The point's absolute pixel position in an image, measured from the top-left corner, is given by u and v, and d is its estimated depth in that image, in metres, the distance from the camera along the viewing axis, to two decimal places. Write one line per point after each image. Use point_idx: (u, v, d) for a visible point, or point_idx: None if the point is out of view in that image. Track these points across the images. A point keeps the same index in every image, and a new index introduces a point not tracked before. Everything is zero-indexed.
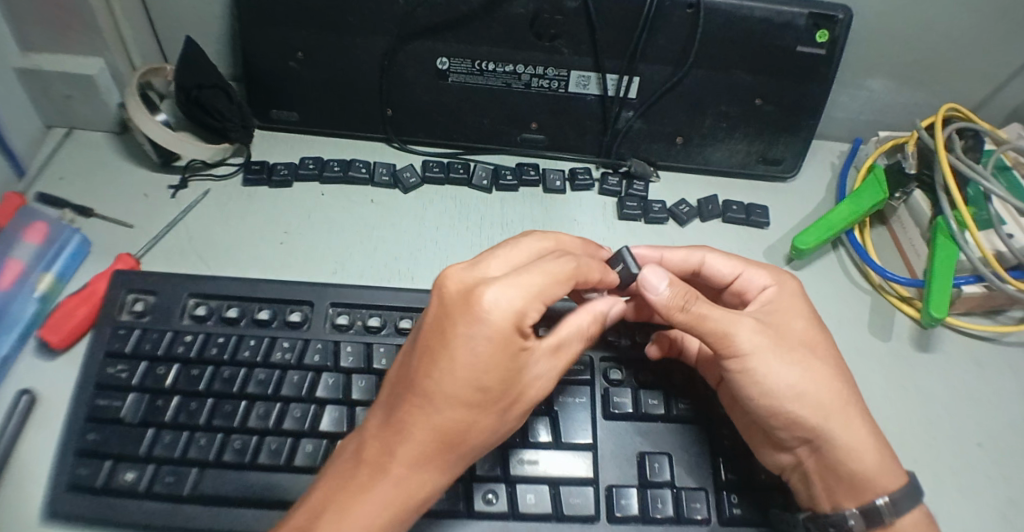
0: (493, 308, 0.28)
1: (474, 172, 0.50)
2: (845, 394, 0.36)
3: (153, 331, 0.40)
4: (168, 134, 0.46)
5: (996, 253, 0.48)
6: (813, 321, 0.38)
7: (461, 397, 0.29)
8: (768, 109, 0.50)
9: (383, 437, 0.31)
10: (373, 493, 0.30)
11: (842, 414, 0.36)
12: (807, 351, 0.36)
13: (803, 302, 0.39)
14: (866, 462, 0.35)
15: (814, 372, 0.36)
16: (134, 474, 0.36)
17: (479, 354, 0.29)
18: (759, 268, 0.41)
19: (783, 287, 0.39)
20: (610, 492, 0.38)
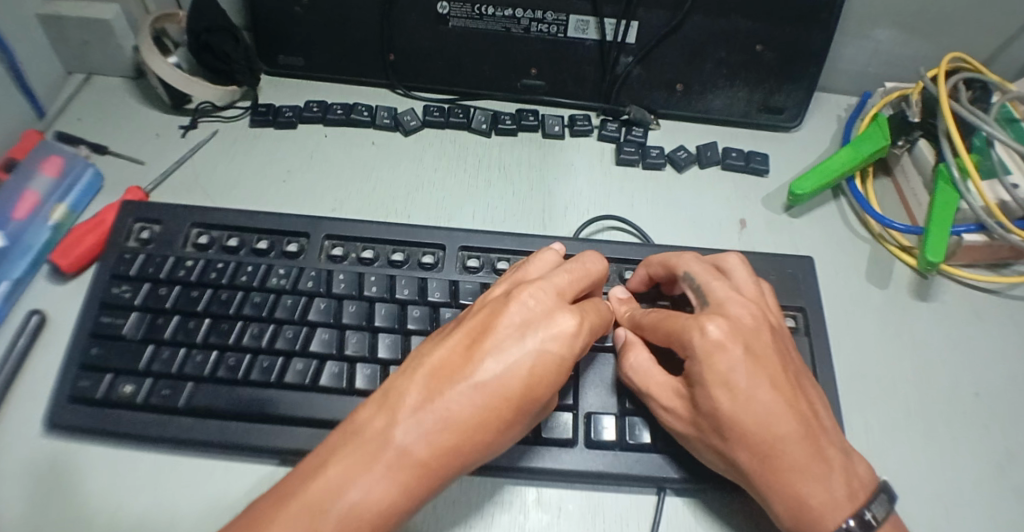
0: (557, 324, 0.31)
1: (473, 117, 0.51)
2: (781, 458, 0.32)
3: (156, 256, 0.42)
4: (180, 75, 0.48)
5: (1000, 203, 0.48)
6: (746, 381, 0.33)
7: (504, 409, 0.30)
8: (768, 55, 0.49)
9: (407, 420, 0.30)
10: (377, 480, 0.29)
11: (771, 480, 0.32)
12: (719, 432, 0.33)
13: (728, 357, 0.33)
14: (816, 523, 0.32)
15: (731, 453, 0.33)
16: (133, 386, 0.38)
17: (530, 371, 0.31)
18: (691, 316, 0.35)
19: (703, 340, 0.34)
20: (590, 418, 0.39)
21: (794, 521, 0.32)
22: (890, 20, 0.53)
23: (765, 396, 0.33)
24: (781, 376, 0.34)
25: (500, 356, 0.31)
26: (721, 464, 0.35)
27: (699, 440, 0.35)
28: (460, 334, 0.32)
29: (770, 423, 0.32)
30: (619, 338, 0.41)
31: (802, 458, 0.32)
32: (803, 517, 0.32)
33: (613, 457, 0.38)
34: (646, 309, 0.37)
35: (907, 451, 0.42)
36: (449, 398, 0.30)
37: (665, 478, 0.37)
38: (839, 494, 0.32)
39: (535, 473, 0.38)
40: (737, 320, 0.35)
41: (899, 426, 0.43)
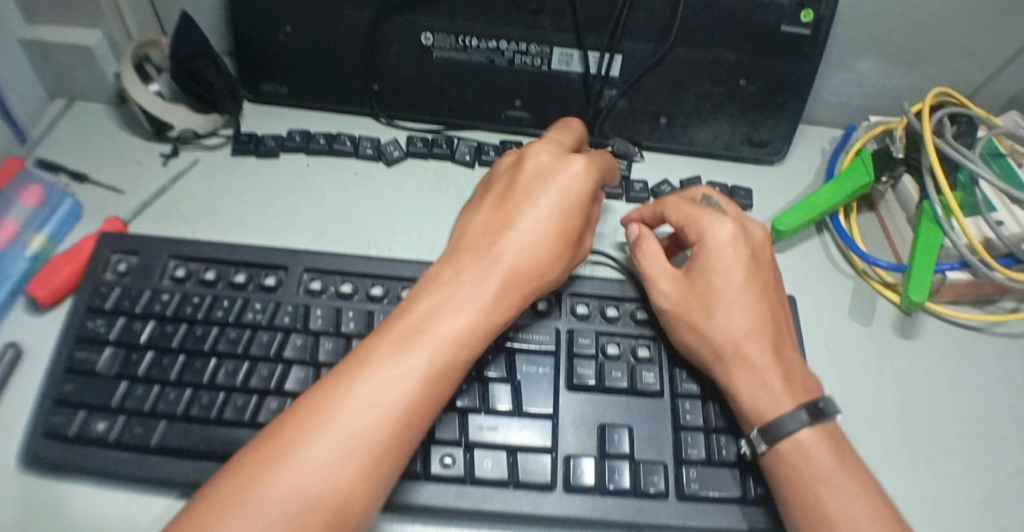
0: (553, 184, 0.39)
1: (457, 147, 0.51)
2: (755, 338, 0.38)
3: (133, 290, 0.42)
4: (161, 103, 0.48)
5: (984, 239, 0.48)
6: (742, 270, 0.39)
7: (543, 242, 0.37)
8: (753, 90, 0.49)
9: (430, 303, 0.35)
10: (402, 356, 0.32)
11: (737, 360, 0.37)
12: (709, 309, 0.39)
13: (734, 251, 0.40)
14: (770, 407, 0.36)
15: (715, 324, 0.38)
16: (106, 423, 0.38)
17: (563, 208, 0.39)
18: (712, 216, 0.41)
19: (717, 235, 0.40)
20: (567, 461, 0.38)
21: (751, 401, 0.36)
22: (875, 54, 0.53)
23: (753, 288, 0.39)
24: (767, 285, 0.40)
25: (522, 213, 0.39)
26: (695, 343, 0.39)
27: (681, 316, 0.40)
28: (490, 210, 0.39)
29: (751, 314, 0.38)
30: (598, 378, 0.41)
31: (769, 343, 0.38)
32: (758, 402, 0.36)
33: (592, 502, 0.37)
34: (671, 204, 0.43)
35: (891, 493, 0.41)
36: (489, 265, 0.36)
37: (643, 523, 0.37)
38: (795, 388, 0.37)
39: (511, 517, 0.37)
40: (754, 235, 0.41)
41: (882, 467, 0.42)
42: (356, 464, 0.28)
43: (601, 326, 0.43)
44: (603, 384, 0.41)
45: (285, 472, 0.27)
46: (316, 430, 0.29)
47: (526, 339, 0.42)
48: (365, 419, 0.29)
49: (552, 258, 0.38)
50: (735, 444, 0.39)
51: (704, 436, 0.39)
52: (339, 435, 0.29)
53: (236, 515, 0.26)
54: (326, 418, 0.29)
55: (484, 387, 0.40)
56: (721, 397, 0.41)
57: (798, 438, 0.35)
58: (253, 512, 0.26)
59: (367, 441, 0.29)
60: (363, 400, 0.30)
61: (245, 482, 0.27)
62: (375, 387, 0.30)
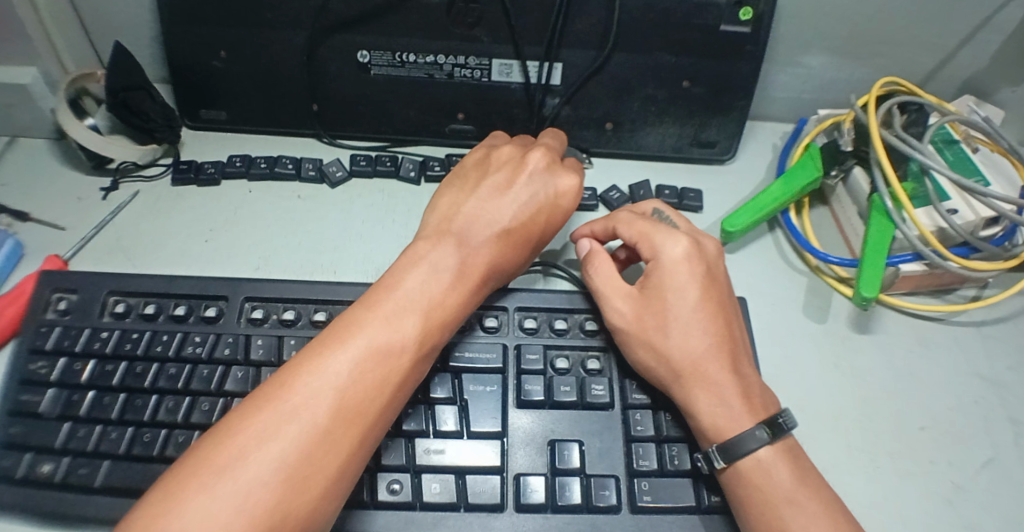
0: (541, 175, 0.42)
1: (402, 164, 0.50)
2: (712, 355, 0.37)
3: (73, 328, 0.41)
4: (96, 137, 0.47)
5: (937, 230, 0.47)
6: (695, 287, 0.39)
7: (522, 238, 0.40)
8: (696, 90, 0.49)
9: (423, 276, 0.36)
10: (389, 330, 0.33)
11: (692, 380, 0.37)
12: (662, 327, 0.38)
13: (688, 267, 0.39)
14: (729, 425, 0.35)
15: (670, 345, 0.38)
16: (50, 465, 0.38)
17: (544, 209, 0.42)
18: (663, 233, 0.40)
19: (670, 252, 0.39)
20: (517, 480, 0.38)
21: (710, 419, 0.36)
22: (819, 48, 0.53)
23: (710, 303, 0.39)
24: (722, 296, 0.40)
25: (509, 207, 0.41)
26: (652, 364, 0.38)
27: (637, 336, 0.39)
28: (479, 192, 0.41)
29: (708, 331, 0.38)
30: (547, 392, 0.40)
31: (728, 359, 0.37)
32: (717, 421, 0.36)
33: (543, 520, 0.37)
34: (624, 220, 0.42)
35: (853, 493, 0.41)
36: (471, 253, 0.38)
37: None
38: (754, 403, 0.36)
39: None
40: (705, 250, 0.40)
41: (842, 467, 0.42)
42: (349, 424, 0.30)
43: (549, 340, 0.42)
44: (551, 400, 0.40)
45: (285, 428, 0.29)
46: (315, 387, 0.30)
47: (471, 358, 0.41)
48: (356, 381, 0.31)
49: (528, 249, 0.41)
50: (687, 455, 0.38)
51: (655, 446, 0.39)
52: (333, 395, 0.30)
53: (241, 467, 0.27)
54: (319, 379, 0.31)
55: (430, 410, 0.39)
56: (674, 407, 0.40)
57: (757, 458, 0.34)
58: (255, 464, 0.28)
59: (357, 402, 0.31)
60: (352, 363, 0.31)
61: (245, 439, 0.28)
62: (364, 351, 0.32)
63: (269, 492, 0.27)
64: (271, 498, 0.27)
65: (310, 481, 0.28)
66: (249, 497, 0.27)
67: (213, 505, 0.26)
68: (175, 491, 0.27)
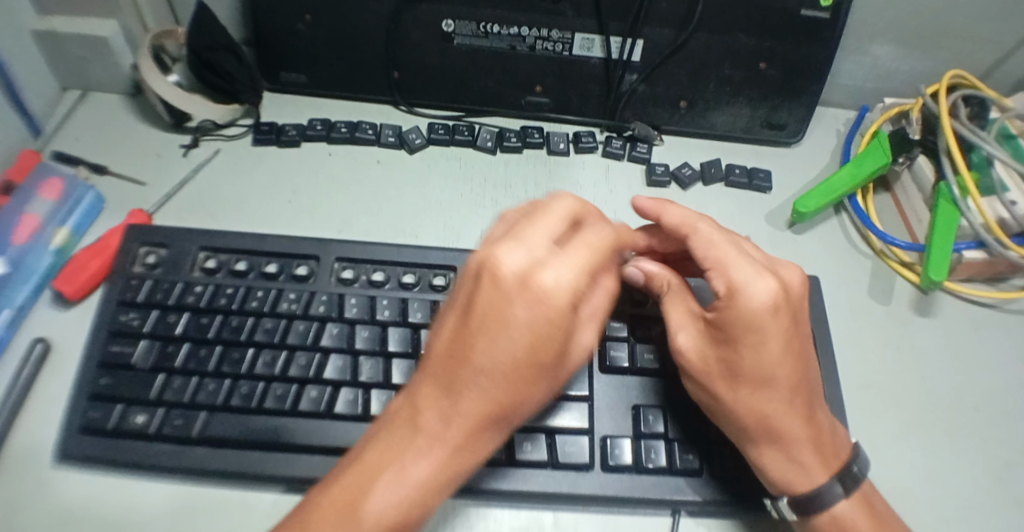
0: (552, 288, 0.30)
1: (479, 134, 0.51)
2: (774, 416, 0.35)
3: (164, 282, 0.42)
4: (180, 93, 0.47)
5: (999, 220, 0.49)
6: (759, 343, 0.33)
7: (530, 366, 0.30)
8: (772, 73, 0.50)
9: (454, 389, 0.31)
10: (458, 427, 0.31)
11: (754, 436, 0.36)
12: (727, 377, 0.35)
13: (760, 321, 0.33)
14: (782, 480, 0.36)
15: (727, 397, 0.36)
16: (145, 416, 0.38)
17: (540, 335, 0.30)
18: (735, 267, 0.34)
19: (745, 303, 0.33)
20: (605, 442, 0.40)
21: (778, 473, 0.36)
22: (889, 37, 0.54)
23: (793, 349, 0.34)
24: (794, 345, 0.34)
25: (508, 338, 0.30)
26: (711, 404, 0.37)
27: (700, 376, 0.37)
28: (455, 319, 0.31)
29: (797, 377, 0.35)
30: (631, 359, 0.42)
31: (791, 422, 0.35)
32: (787, 477, 0.36)
33: (629, 480, 0.39)
34: (699, 238, 0.36)
35: (917, 467, 0.42)
36: (489, 390, 0.31)
37: (679, 501, 0.38)
38: (817, 462, 0.36)
39: (551, 498, 0.38)
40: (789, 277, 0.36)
41: (905, 442, 0.43)
42: (488, 427, 0.31)
43: (631, 309, 0.44)
44: (635, 366, 0.42)
45: (420, 439, 0.31)
46: (404, 475, 0.31)
47: None
48: (484, 393, 0.30)
49: (537, 376, 0.31)
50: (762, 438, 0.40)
51: None
52: (462, 408, 0.31)
53: (393, 473, 0.31)
54: (449, 395, 0.31)
55: None
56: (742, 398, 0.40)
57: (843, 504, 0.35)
58: (407, 465, 0.31)
59: (495, 408, 0.31)
60: (472, 376, 0.30)
61: (388, 444, 0.32)
62: (478, 372, 0.30)
63: (426, 485, 0.31)
64: (424, 493, 0.31)
65: (458, 466, 0.32)
66: (404, 494, 0.31)
67: (373, 500, 0.30)
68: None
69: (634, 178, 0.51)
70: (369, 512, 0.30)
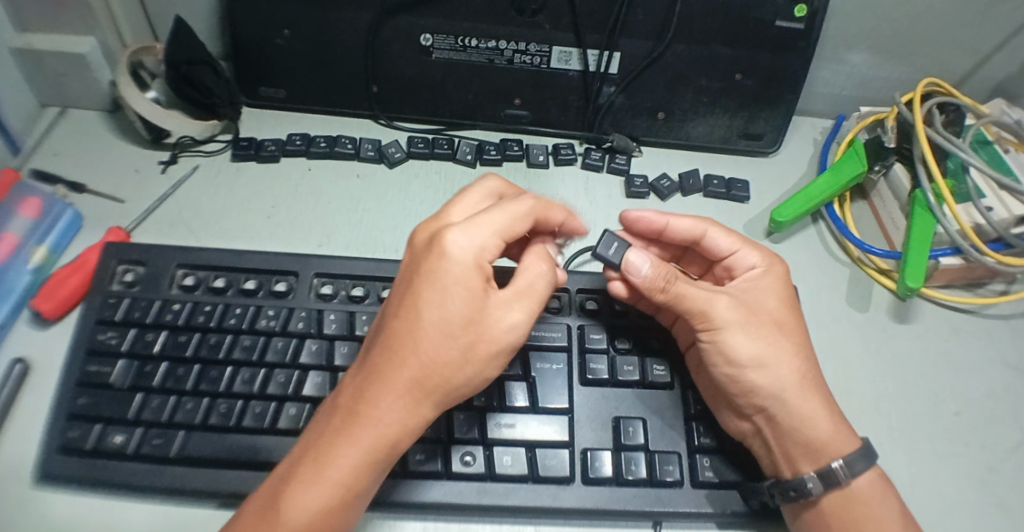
0: (449, 246, 0.32)
1: (458, 147, 0.51)
2: (807, 370, 0.39)
3: (142, 300, 0.42)
4: (158, 109, 0.47)
5: (975, 226, 0.50)
6: (788, 301, 0.41)
7: (430, 321, 0.32)
8: (748, 84, 0.50)
9: (369, 357, 0.33)
10: (369, 396, 0.32)
11: (796, 388, 0.38)
12: (776, 329, 0.39)
13: (783, 283, 0.41)
14: (822, 434, 0.38)
15: (778, 348, 0.38)
16: (123, 436, 0.38)
17: (438, 289, 0.32)
18: (753, 249, 0.43)
19: (780, 272, 0.42)
20: (585, 455, 0.40)
21: (824, 432, 0.38)
22: (864, 47, 0.55)
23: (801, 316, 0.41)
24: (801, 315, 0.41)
25: (412, 295, 0.32)
26: (762, 360, 0.38)
27: (752, 331, 0.38)
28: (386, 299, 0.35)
29: (803, 348, 0.39)
30: (611, 371, 0.42)
31: (816, 378, 0.39)
32: (828, 439, 0.38)
33: (610, 493, 0.39)
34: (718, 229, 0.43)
35: (897, 474, 0.43)
36: (396, 353, 0.32)
37: (660, 512, 0.39)
38: (843, 424, 0.38)
39: (533, 511, 0.38)
40: (775, 271, 0.41)
41: (885, 449, 0.44)
42: (399, 398, 0.32)
43: (611, 321, 0.44)
44: (615, 378, 0.42)
45: (335, 416, 0.32)
46: (327, 450, 0.31)
47: (539, 335, 0.43)
48: (387, 357, 0.32)
49: (445, 335, 0.32)
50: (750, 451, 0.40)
51: (711, 424, 0.41)
52: (372, 376, 0.32)
53: (310, 454, 0.32)
54: (364, 364, 0.33)
55: (502, 385, 0.41)
56: None
57: (857, 481, 0.37)
58: (324, 442, 0.32)
59: (400, 374, 0.32)
60: (378, 343, 0.33)
61: (315, 426, 0.33)
62: (383, 335, 0.33)
63: (338, 463, 0.31)
64: (346, 471, 0.31)
65: (371, 445, 0.31)
66: (315, 475, 0.31)
67: (289, 484, 0.31)
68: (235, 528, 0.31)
69: (614, 189, 0.52)
70: (286, 495, 0.31)
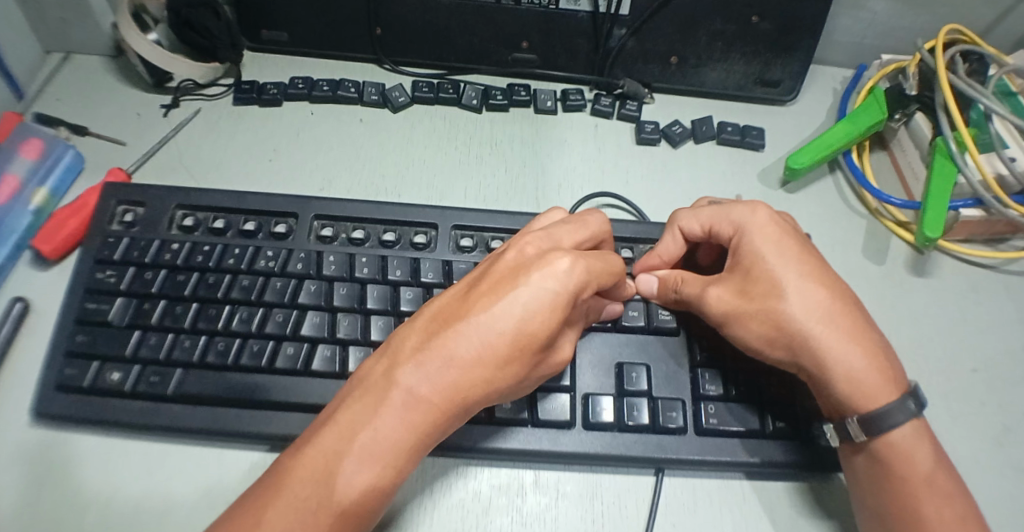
0: (560, 272, 0.31)
1: (464, 92, 0.50)
2: (827, 321, 0.36)
3: (141, 239, 0.42)
4: (161, 52, 0.47)
5: (998, 177, 0.48)
6: (782, 253, 0.38)
7: (516, 337, 0.30)
8: (764, 26, 0.48)
9: (440, 346, 0.31)
10: (434, 388, 0.31)
11: (815, 347, 0.36)
12: (773, 296, 0.37)
13: (769, 233, 0.38)
14: (854, 391, 0.35)
15: (784, 317, 0.36)
16: (120, 373, 0.38)
17: (538, 306, 0.31)
18: (730, 210, 0.40)
19: (758, 225, 0.39)
20: (586, 400, 0.39)
21: (854, 391, 0.35)
22: None
23: (810, 265, 0.38)
24: (811, 262, 0.38)
25: (506, 299, 0.31)
26: (770, 335, 0.37)
27: (748, 311, 0.37)
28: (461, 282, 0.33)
29: (817, 301, 0.37)
30: (616, 316, 0.42)
31: (841, 324, 0.36)
32: (862, 391, 0.35)
33: (611, 438, 0.38)
34: (686, 217, 0.41)
35: None
36: (470, 352, 0.31)
37: (662, 458, 0.38)
38: (883, 376, 0.36)
39: (532, 455, 0.38)
40: (756, 224, 0.38)
41: None
42: (464, 395, 0.31)
43: None
44: (619, 324, 0.42)
45: (396, 397, 0.31)
46: (381, 432, 0.30)
47: None
48: (479, 356, 0.31)
49: (526, 352, 0.31)
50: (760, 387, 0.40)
51: (721, 372, 0.40)
52: (442, 368, 0.31)
53: (367, 434, 0.30)
54: (431, 348, 0.31)
55: None
56: (742, 365, 0.40)
57: (887, 434, 0.35)
58: (387, 417, 0.30)
59: (486, 374, 0.31)
60: (469, 337, 0.31)
61: (369, 393, 0.31)
62: (478, 329, 0.31)
63: (395, 446, 0.30)
64: (396, 457, 0.30)
65: (432, 431, 0.31)
66: (371, 453, 0.30)
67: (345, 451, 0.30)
68: (269, 494, 0.29)
69: (624, 137, 0.50)
70: (341, 462, 0.30)
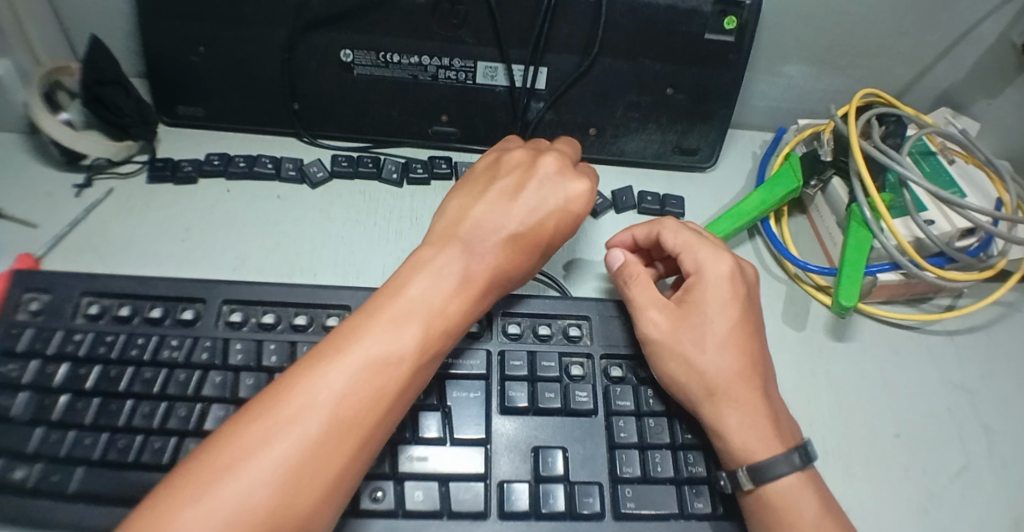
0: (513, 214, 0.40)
1: (383, 166, 0.50)
2: (736, 375, 0.39)
3: (44, 330, 0.40)
4: (68, 131, 0.45)
5: (914, 240, 0.49)
6: (724, 306, 0.41)
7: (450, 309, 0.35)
8: (679, 98, 0.49)
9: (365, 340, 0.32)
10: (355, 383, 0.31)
11: (719, 396, 0.38)
12: (697, 342, 0.40)
13: (722, 287, 0.41)
14: (743, 443, 0.37)
15: (699, 361, 0.39)
16: (23, 471, 0.36)
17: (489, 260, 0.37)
18: (697, 250, 0.42)
19: (714, 274, 0.42)
20: (501, 488, 0.38)
21: (744, 440, 0.37)
22: (802, 58, 0.53)
23: (744, 321, 0.41)
24: (745, 321, 0.41)
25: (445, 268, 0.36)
26: (682, 375, 0.39)
27: (671, 345, 0.40)
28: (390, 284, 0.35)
29: (735, 359, 0.39)
30: (531, 399, 0.41)
31: (750, 385, 0.39)
32: (749, 442, 0.37)
33: (527, 527, 0.38)
34: (669, 226, 0.44)
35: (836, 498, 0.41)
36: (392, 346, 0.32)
37: None
38: (772, 434, 0.38)
39: None
40: (713, 272, 0.42)
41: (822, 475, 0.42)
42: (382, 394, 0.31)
43: (533, 345, 0.43)
44: (536, 406, 0.41)
45: (316, 392, 0.30)
46: (294, 429, 0.29)
47: (467, 365, 0.42)
48: (363, 397, 0.31)
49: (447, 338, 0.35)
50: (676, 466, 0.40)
51: (638, 453, 0.40)
52: (366, 364, 0.31)
53: (278, 433, 0.29)
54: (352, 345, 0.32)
55: (415, 415, 0.40)
56: (658, 444, 0.40)
57: (774, 484, 0.36)
58: (256, 474, 0.28)
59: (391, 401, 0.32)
60: (350, 378, 0.31)
61: (236, 452, 0.28)
62: (361, 363, 0.31)
63: (310, 447, 0.29)
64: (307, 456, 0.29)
65: (347, 437, 0.30)
66: (284, 457, 0.28)
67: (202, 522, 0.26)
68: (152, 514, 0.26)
69: None
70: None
